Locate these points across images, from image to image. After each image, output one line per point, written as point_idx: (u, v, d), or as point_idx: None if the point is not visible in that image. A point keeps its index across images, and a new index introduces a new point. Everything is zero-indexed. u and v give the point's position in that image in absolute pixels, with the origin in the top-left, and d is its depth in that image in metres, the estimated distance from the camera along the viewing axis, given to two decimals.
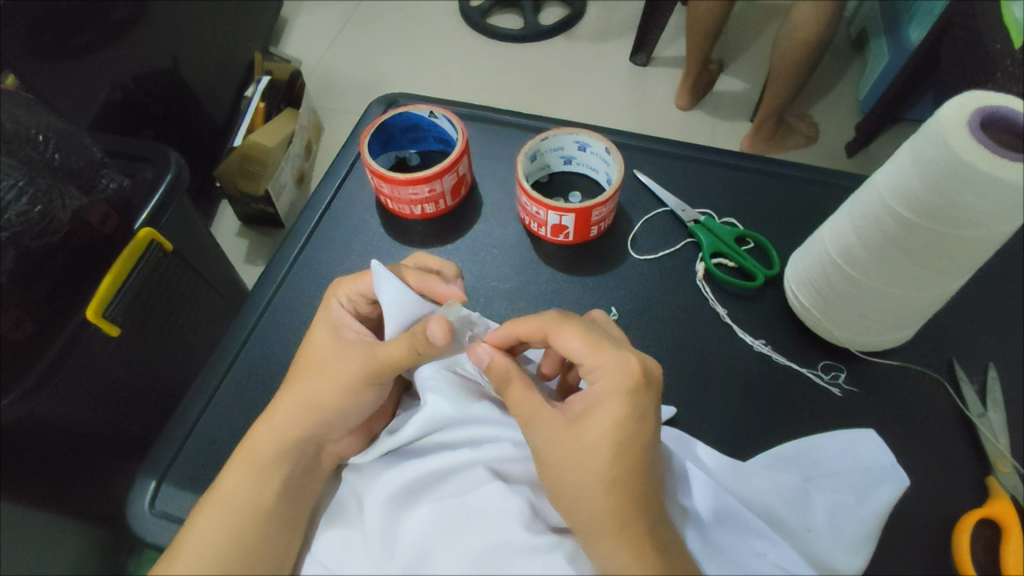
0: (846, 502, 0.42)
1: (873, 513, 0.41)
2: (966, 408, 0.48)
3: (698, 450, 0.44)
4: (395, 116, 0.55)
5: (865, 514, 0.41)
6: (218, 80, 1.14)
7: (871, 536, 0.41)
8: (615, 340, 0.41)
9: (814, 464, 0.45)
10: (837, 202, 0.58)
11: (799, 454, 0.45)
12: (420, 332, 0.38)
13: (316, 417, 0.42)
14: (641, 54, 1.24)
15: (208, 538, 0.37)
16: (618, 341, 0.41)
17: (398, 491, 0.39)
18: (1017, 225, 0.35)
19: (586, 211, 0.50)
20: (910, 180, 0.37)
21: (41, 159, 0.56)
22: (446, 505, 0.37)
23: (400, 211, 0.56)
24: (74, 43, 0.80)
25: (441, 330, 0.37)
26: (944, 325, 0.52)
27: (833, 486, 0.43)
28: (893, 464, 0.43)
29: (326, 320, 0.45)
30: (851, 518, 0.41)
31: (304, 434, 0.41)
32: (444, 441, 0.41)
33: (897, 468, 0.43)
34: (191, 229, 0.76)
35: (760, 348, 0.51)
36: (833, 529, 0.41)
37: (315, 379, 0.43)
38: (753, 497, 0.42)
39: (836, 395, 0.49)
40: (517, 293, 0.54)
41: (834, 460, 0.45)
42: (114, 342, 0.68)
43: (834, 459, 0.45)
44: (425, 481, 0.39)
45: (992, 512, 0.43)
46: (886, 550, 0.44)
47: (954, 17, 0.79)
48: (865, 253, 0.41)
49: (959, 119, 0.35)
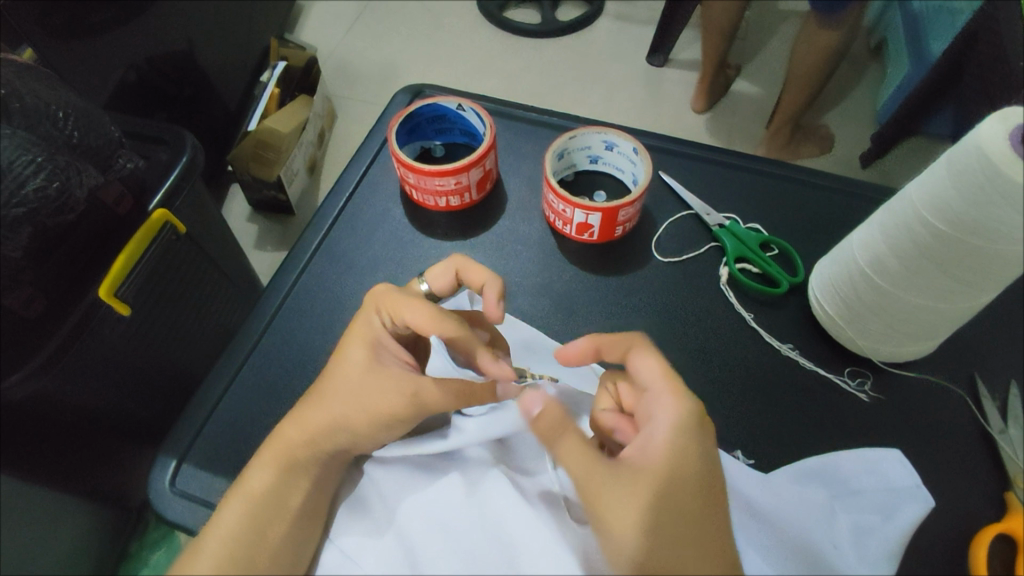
0: (869, 521, 0.39)
1: (900, 531, 0.39)
2: (987, 423, 0.45)
3: (831, 464, 0.43)
4: (424, 108, 0.55)
5: (887, 535, 0.39)
6: (233, 63, 1.13)
7: (897, 555, 0.38)
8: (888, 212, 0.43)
9: (842, 482, 0.42)
10: (862, 214, 0.56)
11: (825, 470, 0.43)
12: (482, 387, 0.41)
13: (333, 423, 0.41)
14: (658, 54, 1.23)
15: (230, 532, 0.38)
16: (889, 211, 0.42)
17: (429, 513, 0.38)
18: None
19: (613, 210, 0.50)
20: (945, 192, 0.35)
21: (59, 136, 0.56)
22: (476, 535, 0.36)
23: (424, 202, 0.56)
24: (89, 22, 0.79)
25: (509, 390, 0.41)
26: (970, 339, 0.50)
27: (857, 505, 0.40)
28: (918, 484, 0.41)
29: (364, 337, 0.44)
30: (877, 538, 0.39)
31: (336, 445, 0.41)
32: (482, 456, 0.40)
33: (922, 489, 0.41)
34: (204, 214, 0.75)
35: (787, 352, 0.49)
36: (860, 549, 0.38)
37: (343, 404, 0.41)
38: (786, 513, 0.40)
39: (863, 401, 0.47)
40: (542, 290, 0.53)
41: (861, 479, 0.42)
42: (124, 323, 0.67)
43: (859, 477, 0.42)
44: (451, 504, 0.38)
45: (1009, 528, 0.40)
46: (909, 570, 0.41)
47: (980, 31, 0.67)
48: (895, 262, 0.39)
49: (998, 133, 0.33)
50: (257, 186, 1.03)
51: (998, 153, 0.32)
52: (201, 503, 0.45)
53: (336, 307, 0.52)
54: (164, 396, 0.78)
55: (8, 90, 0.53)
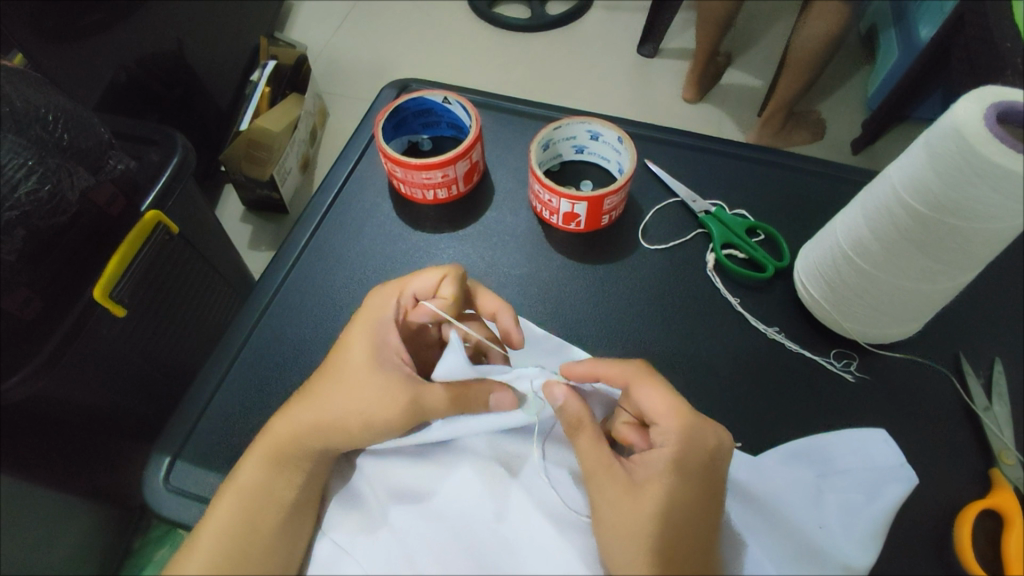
0: (855, 501, 0.40)
1: (884, 511, 0.39)
2: (971, 400, 0.46)
3: (818, 445, 0.43)
4: (409, 101, 0.55)
5: (874, 515, 0.39)
6: (223, 62, 1.13)
7: (881, 534, 0.38)
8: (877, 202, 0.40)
9: (828, 462, 0.42)
10: (847, 197, 0.56)
11: (813, 451, 0.43)
12: (478, 396, 0.40)
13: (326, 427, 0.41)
14: (648, 44, 1.23)
15: (224, 528, 0.38)
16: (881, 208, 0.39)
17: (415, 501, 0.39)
18: (1011, 234, 0.35)
19: (599, 199, 0.50)
20: (923, 173, 0.36)
21: (49, 138, 0.56)
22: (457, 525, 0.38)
23: (412, 196, 0.56)
24: (76, 25, 0.79)
25: (507, 403, 0.40)
26: (956, 318, 0.50)
27: (844, 484, 0.41)
28: (902, 464, 0.41)
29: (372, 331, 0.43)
30: (861, 518, 0.39)
31: (325, 438, 0.41)
32: (473, 449, 0.40)
33: (906, 467, 0.41)
34: (198, 214, 0.76)
35: (773, 336, 0.49)
36: (844, 526, 0.39)
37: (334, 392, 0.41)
38: (773, 491, 0.40)
39: (850, 382, 0.47)
40: (531, 279, 0.54)
41: (847, 458, 0.42)
42: (119, 324, 0.66)
43: (847, 457, 0.42)
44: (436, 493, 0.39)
45: (993, 503, 0.41)
46: (897, 546, 0.42)
47: (966, 14, 0.67)
48: (876, 245, 0.40)
49: (976, 114, 0.33)
50: (249, 184, 1.03)
51: (981, 135, 0.33)
52: (194, 499, 0.45)
53: (326, 301, 0.53)
54: (161, 397, 0.78)
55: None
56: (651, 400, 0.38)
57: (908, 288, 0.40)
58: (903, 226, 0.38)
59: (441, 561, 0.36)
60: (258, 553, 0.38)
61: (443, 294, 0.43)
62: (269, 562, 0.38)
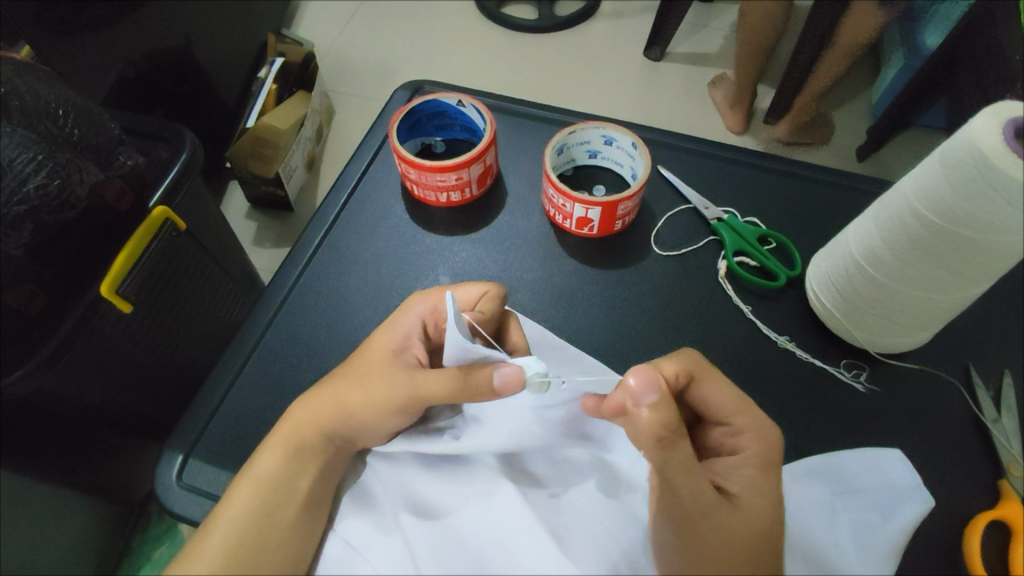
0: (869, 520, 0.40)
1: (898, 530, 0.39)
2: (981, 412, 0.46)
3: (835, 464, 0.43)
4: (424, 104, 0.56)
5: (887, 533, 0.39)
6: (231, 59, 1.13)
7: (894, 554, 0.38)
8: (885, 217, 0.40)
9: (843, 480, 0.43)
10: (857, 207, 0.57)
11: (827, 470, 0.43)
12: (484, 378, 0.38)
13: (346, 420, 0.41)
14: (655, 47, 1.22)
15: (240, 514, 0.39)
16: (893, 223, 0.39)
17: (421, 503, 0.39)
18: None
19: (612, 204, 0.51)
20: (939, 186, 0.36)
21: (60, 134, 0.56)
22: (460, 529, 0.37)
23: (426, 198, 0.56)
24: (85, 18, 0.79)
25: (512, 380, 0.37)
26: (965, 329, 0.50)
27: (858, 503, 0.41)
28: (918, 485, 0.41)
29: (393, 332, 0.44)
30: (876, 537, 0.39)
31: (339, 428, 0.42)
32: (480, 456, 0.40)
33: (922, 488, 0.41)
34: (204, 209, 0.75)
35: (784, 344, 0.50)
36: (859, 546, 0.39)
37: (353, 386, 0.42)
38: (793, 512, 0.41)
39: (859, 392, 0.48)
40: (542, 283, 0.54)
41: (860, 477, 0.43)
42: (125, 319, 0.66)
43: (861, 476, 0.43)
44: (442, 496, 0.39)
45: (1003, 514, 0.41)
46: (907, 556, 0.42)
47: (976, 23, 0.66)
48: (888, 255, 0.40)
49: (992, 128, 0.33)
50: (255, 181, 1.03)
51: (996, 149, 0.33)
52: (208, 496, 0.45)
53: (339, 301, 0.53)
54: (171, 393, 0.78)
55: (7, 88, 0.52)
56: (715, 392, 0.40)
57: (920, 298, 0.40)
58: (916, 237, 0.38)
59: (442, 560, 0.36)
60: (271, 541, 0.38)
61: (480, 309, 0.44)
62: (281, 552, 0.38)
